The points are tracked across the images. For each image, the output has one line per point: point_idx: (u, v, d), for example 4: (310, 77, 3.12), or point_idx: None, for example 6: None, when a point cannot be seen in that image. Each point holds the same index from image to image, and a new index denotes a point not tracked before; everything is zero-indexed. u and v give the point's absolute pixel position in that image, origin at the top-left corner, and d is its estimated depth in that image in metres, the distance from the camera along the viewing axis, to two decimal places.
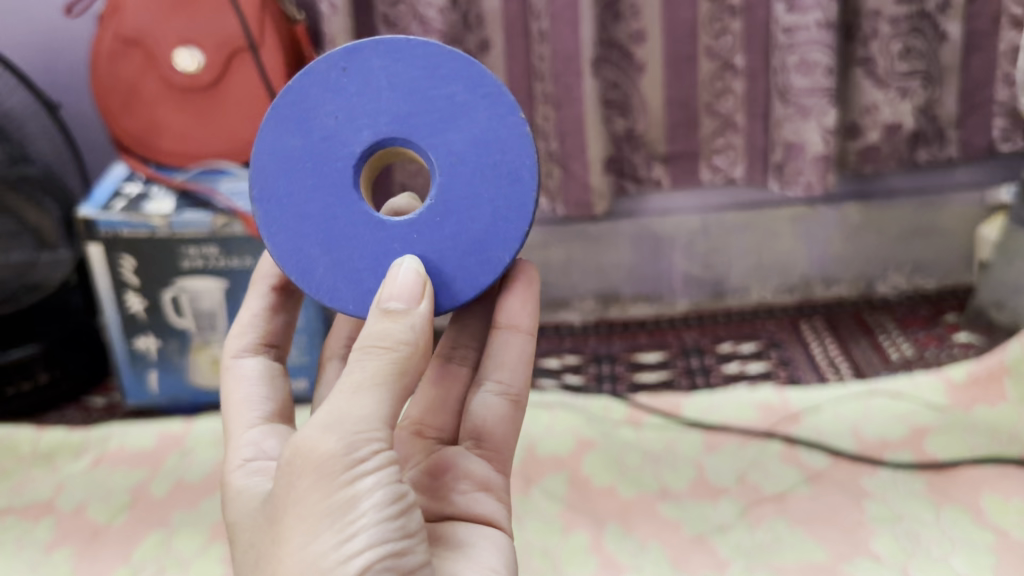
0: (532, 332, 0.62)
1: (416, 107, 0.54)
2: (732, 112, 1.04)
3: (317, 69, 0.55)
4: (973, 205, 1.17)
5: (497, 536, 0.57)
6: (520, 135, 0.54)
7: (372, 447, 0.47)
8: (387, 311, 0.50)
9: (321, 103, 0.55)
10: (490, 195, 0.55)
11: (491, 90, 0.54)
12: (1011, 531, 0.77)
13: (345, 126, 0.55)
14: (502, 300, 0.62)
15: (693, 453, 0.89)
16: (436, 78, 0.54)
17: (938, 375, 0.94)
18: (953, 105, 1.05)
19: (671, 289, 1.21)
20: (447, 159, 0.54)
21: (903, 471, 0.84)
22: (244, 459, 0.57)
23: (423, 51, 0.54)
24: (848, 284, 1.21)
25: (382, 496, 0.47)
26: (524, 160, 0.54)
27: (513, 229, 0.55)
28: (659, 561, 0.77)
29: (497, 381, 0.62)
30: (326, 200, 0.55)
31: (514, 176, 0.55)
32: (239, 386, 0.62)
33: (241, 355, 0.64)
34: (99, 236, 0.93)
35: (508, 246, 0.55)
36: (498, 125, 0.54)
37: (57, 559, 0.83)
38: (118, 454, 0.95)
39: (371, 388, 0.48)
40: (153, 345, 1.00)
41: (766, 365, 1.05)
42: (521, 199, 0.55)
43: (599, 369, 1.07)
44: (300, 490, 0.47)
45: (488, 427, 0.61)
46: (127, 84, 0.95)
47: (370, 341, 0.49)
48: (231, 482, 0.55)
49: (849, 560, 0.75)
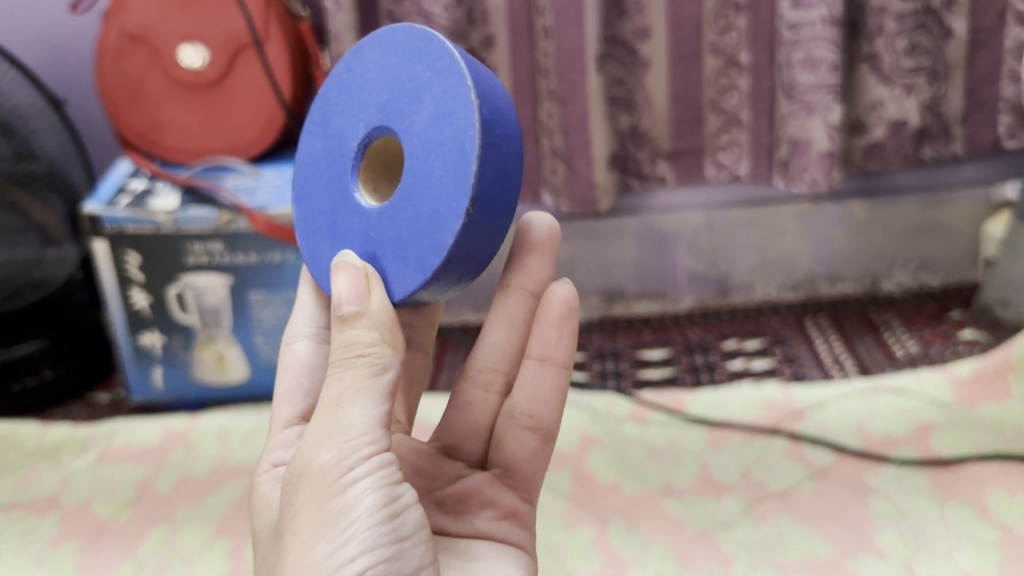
0: (567, 364, 0.62)
1: (391, 92, 0.55)
2: (737, 108, 1.04)
3: (336, 75, 0.60)
4: (978, 202, 1.17)
5: (521, 557, 0.59)
6: (464, 103, 0.50)
7: (362, 454, 0.47)
8: (344, 320, 0.49)
9: (335, 104, 0.59)
10: (440, 173, 0.51)
11: (446, 62, 0.51)
12: (1016, 527, 0.76)
13: (347, 123, 0.58)
14: (538, 326, 0.61)
15: (698, 449, 0.89)
16: (409, 59, 0.54)
17: (942, 372, 0.95)
18: (958, 101, 1.05)
19: (675, 286, 1.21)
20: (411, 140, 0.53)
21: (907, 467, 0.84)
22: (272, 464, 0.61)
23: (403, 37, 0.55)
24: (854, 281, 1.21)
25: (374, 500, 0.47)
26: (466, 131, 0.49)
27: (454, 205, 0.50)
28: (664, 556, 0.77)
29: (527, 413, 0.62)
30: (333, 195, 0.59)
31: (459, 150, 0.50)
32: (285, 377, 0.65)
33: (295, 340, 0.66)
34: (105, 231, 0.92)
35: (450, 224, 0.50)
36: (450, 95, 0.51)
37: (63, 553, 0.83)
38: (123, 450, 0.96)
39: (354, 396, 0.47)
40: (158, 341, 1.00)
41: (770, 363, 1.05)
42: (462, 173, 0.50)
43: (603, 366, 1.07)
44: (298, 505, 0.48)
45: (518, 461, 0.63)
46: (132, 81, 0.95)
47: (341, 352, 0.49)
48: (258, 486, 0.60)
49: (855, 557, 0.75)
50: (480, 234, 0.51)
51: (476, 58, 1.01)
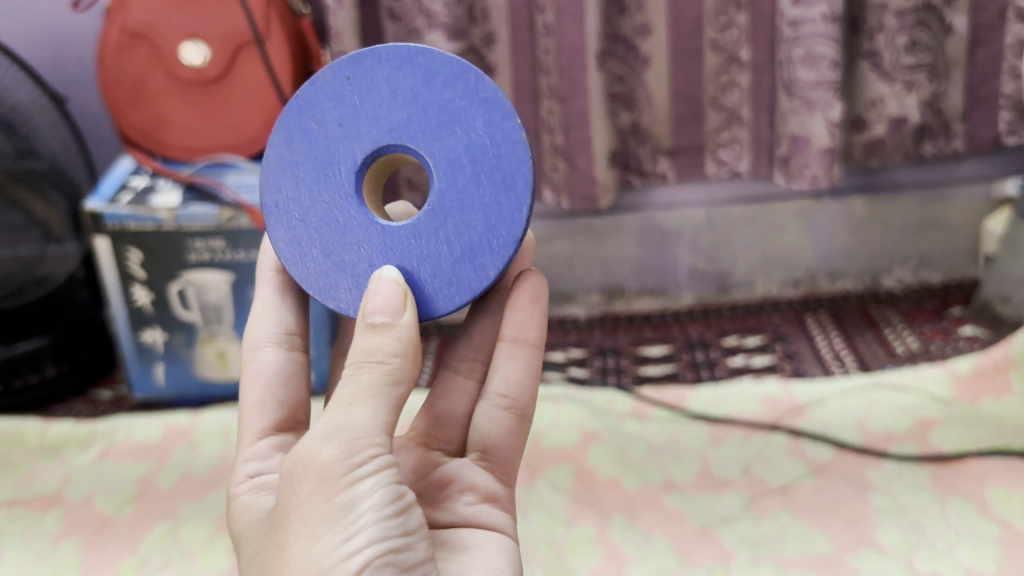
0: (538, 345, 0.63)
1: (414, 114, 0.56)
2: (738, 105, 1.04)
3: (322, 79, 0.57)
4: (979, 199, 1.17)
5: (502, 541, 0.58)
6: (516, 141, 0.55)
7: (370, 452, 0.48)
8: (373, 327, 0.51)
9: (324, 111, 0.57)
10: (485, 202, 0.56)
11: (486, 95, 0.55)
12: (1016, 523, 0.76)
13: (347, 133, 0.57)
14: (508, 312, 0.62)
15: (698, 446, 0.89)
16: (435, 84, 0.55)
17: (942, 368, 0.95)
18: (958, 97, 1.05)
19: (675, 283, 1.21)
20: (444, 165, 0.56)
21: (908, 463, 0.84)
22: (249, 474, 0.58)
23: (422, 59, 0.56)
24: (854, 278, 1.21)
25: (381, 496, 0.48)
26: (520, 167, 0.55)
27: (506, 234, 0.55)
28: (665, 551, 0.77)
29: (502, 394, 0.62)
30: (329, 205, 0.58)
31: (510, 184, 0.55)
32: (254, 386, 0.63)
33: (260, 346, 0.63)
34: (106, 229, 0.93)
35: (502, 251, 0.56)
36: (495, 130, 0.55)
37: (65, 549, 0.83)
38: (124, 446, 0.96)
39: (367, 398, 0.48)
40: (160, 338, 1.00)
41: (770, 360, 1.05)
42: (515, 206, 0.55)
43: (604, 362, 1.07)
44: (301, 496, 0.47)
45: (493, 442, 0.61)
46: (133, 78, 0.95)
47: (361, 357, 0.50)
48: (238, 497, 0.57)
49: (855, 552, 0.75)
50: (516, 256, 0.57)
51: (477, 55, 1.01)
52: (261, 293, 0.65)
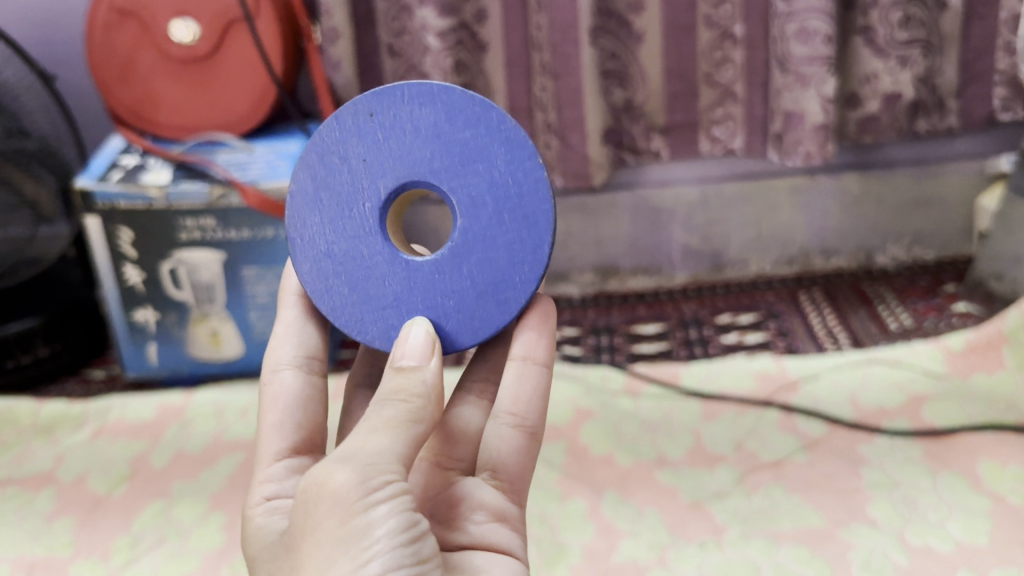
0: (546, 365, 0.60)
1: (437, 151, 0.56)
2: (732, 81, 1.04)
3: (344, 115, 0.58)
4: (973, 175, 1.16)
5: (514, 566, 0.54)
6: (537, 180, 0.56)
7: (387, 478, 0.47)
8: (399, 369, 0.52)
9: (348, 147, 0.58)
10: (507, 238, 0.56)
11: (507, 134, 0.56)
12: (1007, 496, 0.77)
13: (371, 170, 0.57)
14: (516, 330, 0.60)
15: (691, 422, 0.89)
16: (457, 122, 0.56)
17: (935, 344, 0.95)
18: (953, 74, 1.05)
19: (669, 262, 1.20)
20: (468, 202, 0.56)
21: (900, 438, 0.85)
22: (265, 497, 0.57)
23: (445, 96, 0.56)
24: (848, 255, 1.21)
25: (397, 522, 0.46)
26: (542, 205, 0.56)
27: (529, 271, 0.57)
28: (657, 526, 0.77)
29: (511, 412, 0.59)
30: (353, 239, 0.58)
31: (532, 221, 0.56)
32: (274, 408, 0.61)
33: (281, 368, 0.62)
34: (96, 208, 0.92)
35: (524, 287, 0.57)
36: (517, 169, 0.56)
37: (59, 528, 0.83)
38: (117, 426, 0.96)
39: (387, 429, 0.49)
40: (152, 318, 1.00)
41: (764, 336, 1.05)
42: (536, 242, 0.56)
43: (597, 341, 1.07)
44: (317, 517, 0.46)
45: (502, 459, 0.57)
46: (122, 56, 0.94)
47: (385, 395, 0.51)
48: (253, 519, 0.55)
49: (846, 526, 0.75)
50: (536, 290, 0.58)
51: (469, 31, 1.00)
52: (283, 315, 0.64)
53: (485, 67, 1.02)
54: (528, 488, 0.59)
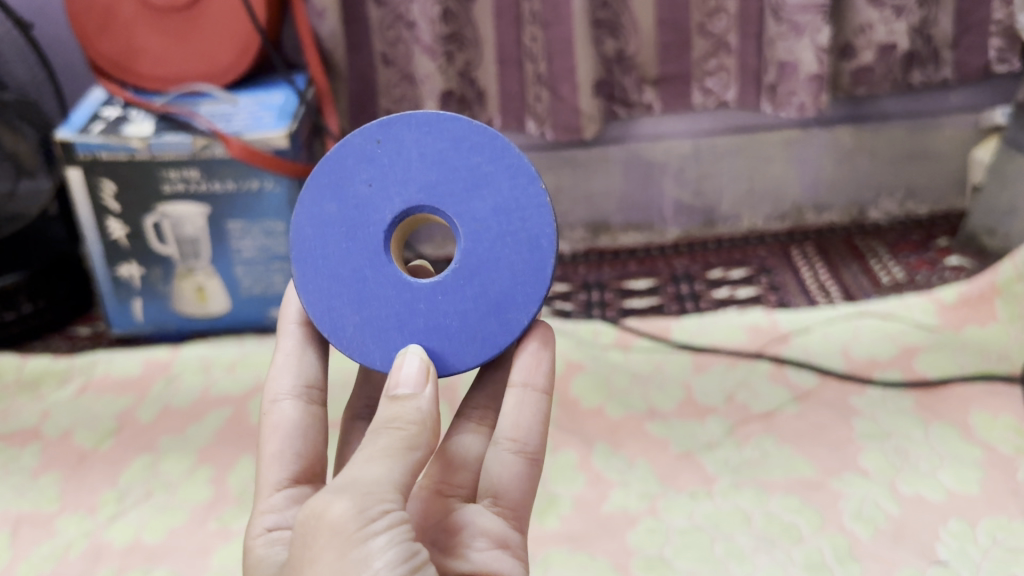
0: (546, 391, 0.58)
1: (442, 177, 0.55)
2: (725, 31, 1.02)
3: (352, 142, 0.56)
4: (966, 128, 1.15)
5: None
6: (541, 205, 0.55)
7: (385, 509, 0.45)
8: (394, 398, 0.50)
9: (355, 172, 0.56)
10: (510, 261, 0.55)
11: (511, 160, 0.55)
12: (999, 445, 0.77)
13: (377, 193, 0.56)
14: (515, 356, 0.58)
15: (682, 374, 0.89)
16: (463, 149, 0.55)
17: (928, 296, 0.94)
18: (948, 25, 1.03)
19: (661, 218, 1.19)
20: (471, 226, 0.55)
21: (892, 389, 0.84)
22: (266, 527, 0.54)
23: (451, 125, 0.55)
24: (840, 210, 1.20)
25: (395, 554, 0.44)
26: (544, 228, 0.55)
27: (532, 292, 0.55)
28: (648, 477, 0.77)
29: (512, 438, 0.57)
30: (358, 262, 0.56)
31: (535, 243, 0.55)
32: (274, 437, 0.58)
33: (280, 399, 0.60)
34: (78, 159, 0.90)
35: (527, 307, 0.55)
36: (520, 193, 0.55)
37: (45, 483, 0.82)
38: (104, 381, 0.95)
39: (382, 457, 0.47)
40: (137, 273, 0.98)
41: (756, 291, 1.05)
42: (539, 265, 0.55)
43: (588, 296, 1.06)
44: (316, 551, 0.44)
45: (503, 486, 0.56)
46: (102, 6, 0.92)
47: (382, 424, 0.49)
48: (253, 550, 0.53)
49: (838, 475, 0.75)
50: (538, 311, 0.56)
51: None
52: (282, 344, 0.61)
53: (473, 17, 1.00)
54: (529, 514, 0.57)
